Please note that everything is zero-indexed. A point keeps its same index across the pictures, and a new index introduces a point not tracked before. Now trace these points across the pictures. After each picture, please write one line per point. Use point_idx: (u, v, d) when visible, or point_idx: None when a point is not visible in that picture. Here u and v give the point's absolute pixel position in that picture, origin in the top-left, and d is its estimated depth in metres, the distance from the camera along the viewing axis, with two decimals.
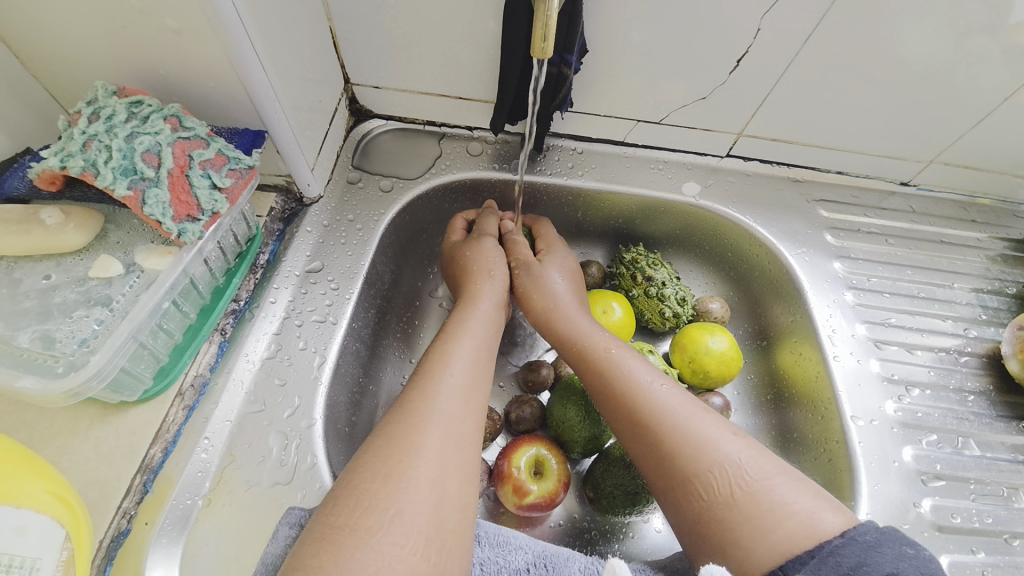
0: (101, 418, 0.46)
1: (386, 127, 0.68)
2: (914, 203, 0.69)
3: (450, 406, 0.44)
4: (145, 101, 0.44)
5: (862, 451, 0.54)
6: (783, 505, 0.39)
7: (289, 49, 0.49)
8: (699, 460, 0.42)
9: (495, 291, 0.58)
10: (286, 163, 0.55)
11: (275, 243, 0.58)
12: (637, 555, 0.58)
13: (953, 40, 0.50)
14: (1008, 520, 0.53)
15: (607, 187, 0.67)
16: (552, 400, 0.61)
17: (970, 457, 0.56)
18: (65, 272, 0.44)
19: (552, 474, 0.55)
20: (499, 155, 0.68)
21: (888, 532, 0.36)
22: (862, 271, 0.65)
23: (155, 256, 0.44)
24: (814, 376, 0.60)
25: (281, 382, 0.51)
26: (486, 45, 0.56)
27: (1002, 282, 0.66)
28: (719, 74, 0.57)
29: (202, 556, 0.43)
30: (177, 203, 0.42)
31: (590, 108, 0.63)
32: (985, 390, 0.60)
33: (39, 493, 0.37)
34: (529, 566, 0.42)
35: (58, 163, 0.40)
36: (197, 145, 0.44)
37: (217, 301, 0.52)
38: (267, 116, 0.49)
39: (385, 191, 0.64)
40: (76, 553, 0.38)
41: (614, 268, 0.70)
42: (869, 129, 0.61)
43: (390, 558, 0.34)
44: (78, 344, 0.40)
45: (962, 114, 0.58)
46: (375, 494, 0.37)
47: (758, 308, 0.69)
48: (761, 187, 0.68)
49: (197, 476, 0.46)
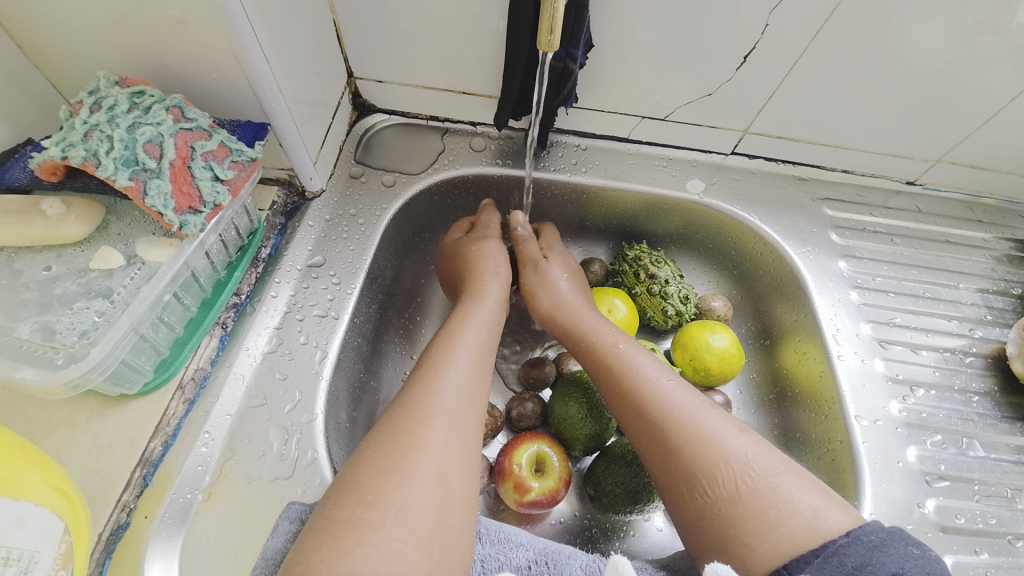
0: (101, 412, 0.46)
1: (389, 122, 0.68)
2: (920, 203, 0.69)
3: (453, 402, 0.43)
4: (147, 91, 0.43)
5: (865, 451, 0.54)
6: (788, 502, 0.38)
7: (291, 41, 0.49)
8: (705, 456, 0.42)
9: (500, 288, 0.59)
10: (288, 156, 0.55)
11: (276, 237, 0.58)
12: (638, 554, 0.58)
13: (960, 39, 0.50)
14: (1010, 522, 0.53)
15: (612, 184, 0.67)
16: (554, 397, 0.61)
17: (974, 458, 0.56)
18: (65, 263, 0.43)
19: (553, 472, 0.55)
20: (502, 151, 0.67)
21: (894, 533, 0.36)
22: (867, 270, 0.65)
23: (156, 248, 0.44)
24: (818, 375, 0.60)
25: (282, 377, 0.51)
26: (491, 39, 0.56)
27: (1007, 283, 0.65)
28: (726, 70, 0.56)
29: (201, 551, 0.43)
30: (179, 194, 0.42)
31: (595, 104, 0.63)
32: (990, 391, 0.60)
33: (37, 485, 0.36)
34: (530, 564, 0.42)
35: (59, 154, 0.40)
36: (199, 136, 0.44)
37: (219, 295, 0.52)
38: (269, 109, 0.48)
39: (387, 186, 0.64)
40: (74, 547, 0.38)
41: (616, 265, 0.70)
42: (876, 127, 0.61)
43: (391, 553, 0.34)
44: (78, 335, 0.40)
45: (970, 113, 0.57)
46: (378, 489, 0.37)
47: (761, 307, 0.69)
48: (765, 185, 0.68)
49: (197, 470, 0.45)
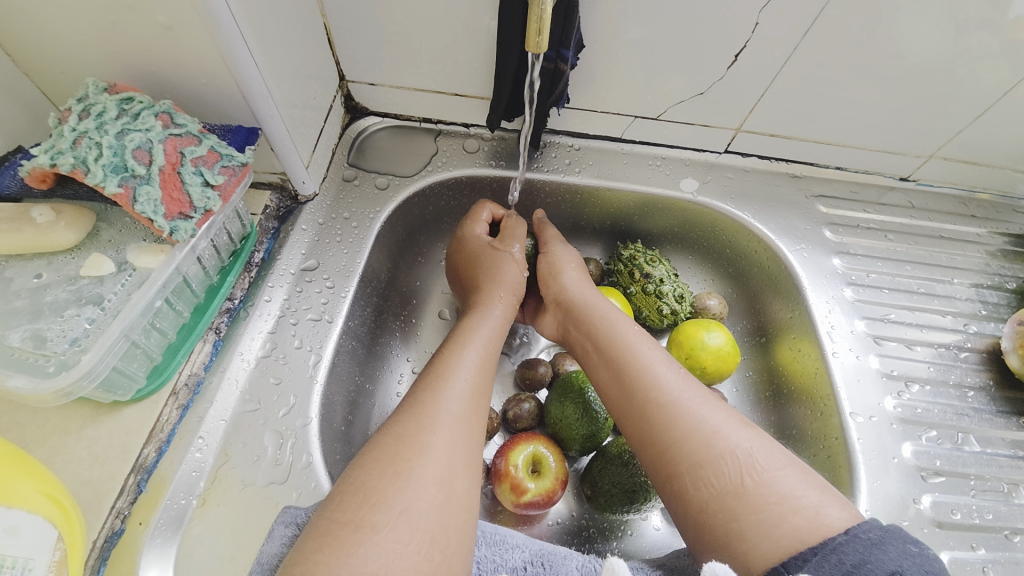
0: (95, 418, 0.46)
1: (382, 125, 0.68)
2: (913, 198, 0.69)
3: (457, 407, 0.43)
4: (136, 98, 0.43)
5: (861, 447, 0.54)
6: (790, 498, 0.38)
7: (281, 44, 0.49)
8: (710, 447, 0.42)
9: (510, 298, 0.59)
10: (280, 160, 0.55)
11: (270, 241, 0.58)
12: (636, 553, 0.58)
13: (951, 34, 0.50)
14: (1007, 516, 0.53)
15: (605, 184, 0.67)
16: (550, 398, 0.61)
17: (970, 453, 0.56)
18: (56, 271, 0.43)
19: (550, 473, 0.55)
20: (496, 152, 0.67)
21: (891, 530, 0.36)
22: (861, 266, 0.65)
23: (147, 254, 0.44)
24: (814, 372, 0.60)
25: (276, 381, 0.51)
26: (482, 40, 0.56)
27: (1002, 277, 0.65)
28: (717, 69, 0.56)
29: (196, 556, 0.43)
30: (169, 200, 0.42)
31: (587, 104, 0.63)
32: (986, 386, 0.60)
33: (30, 493, 0.36)
34: (527, 565, 0.42)
35: (48, 161, 0.39)
36: (188, 142, 0.44)
37: (212, 300, 0.52)
38: (260, 114, 0.49)
39: (381, 189, 0.64)
40: (69, 553, 0.37)
41: (612, 265, 0.70)
42: (869, 124, 0.61)
43: (393, 555, 0.34)
44: (69, 343, 0.40)
45: (962, 109, 0.57)
46: (382, 490, 0.37)
47: (757, 304, 0.69)
48: (759, 183, 0.68)
49: (191, 476, 0.46)
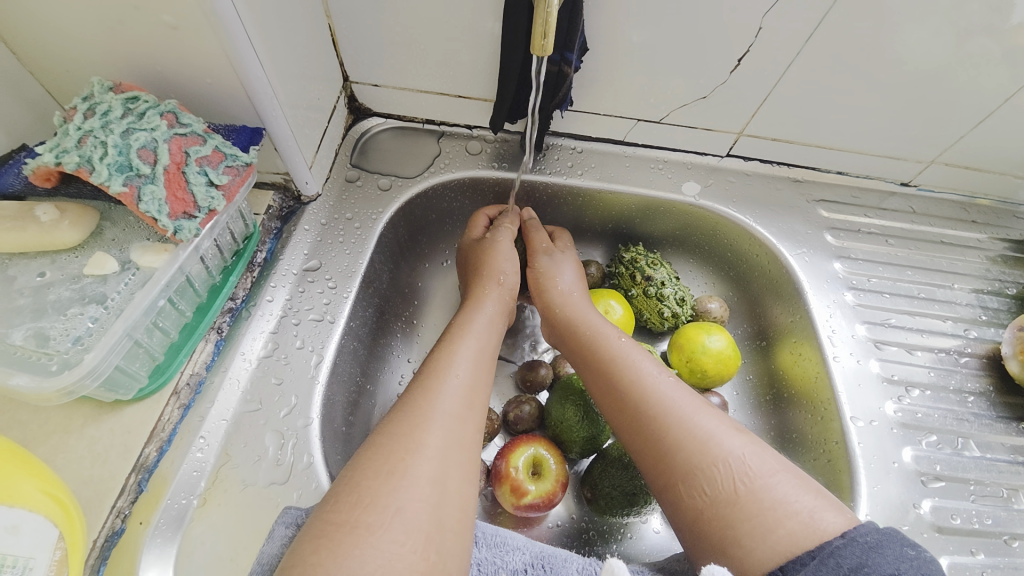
0: (96, 417, 0.46)
1: (385, 126, 0.68)
2: (914, 204, 0.69)
3: (452, 405, 0.44)
4: (142, 97, 0.43)
5: (862, 452, 0.54)
6: (785, 503, 0.38)
7: (286, 45, 0.49)
8: (702, 456, 0.42)
9: (503, 299, 0.59)
10: (284, 161, 0.55)
11: (272, 241, 0.58)
12: (636, 556, 0.58)
13: (953, 41, 0.50)
14: (1007, 522, 0.53)
15: (607, 187, 0.67)
16: (551, 400, 0.61)
17: (970, 458, 0.56)
18: (59, 269, 0.43)
19: (550, 475, 0.55)
20: (498, 154, 0.67)
21: (888, 534, 0.36)
22: (862, 271, 0.65)
23: (151, 254, 0.44)
24: (814, 377, 0.60)
25: (278, 381, 0.51)
26: (485, 43, 0.56)
27: (1002, 283, 0.66)
28: (720, 73, 0.56)
29: (196, 556, 0.43)
30: (173, 200, 0.42)
31: (590, 106, 0.63)
32: (986, 391, 0.60)
33: (32, 492, 0.36)
34: (527, 567, 0.42)
35: (53, 159, 0.39)
36: (193, 141, 0.44)
37: (214, 300, 0.52)
38: (265, 113, 0.49)
39: (383, 190, 0.64)
40: (70, 552, 0.37)
41: (613, 267, 0.70)
42: (871, 129, 0.61)
43: (389, 556, 0.34)
44: (72, 341, 0.40)
45: (963, 114, 0.57)
46: (375, 490, 0.37)
47: (757, 308, 0.69)
48: (761, 187, 0.68)
49: (192, 476, 0.45)
